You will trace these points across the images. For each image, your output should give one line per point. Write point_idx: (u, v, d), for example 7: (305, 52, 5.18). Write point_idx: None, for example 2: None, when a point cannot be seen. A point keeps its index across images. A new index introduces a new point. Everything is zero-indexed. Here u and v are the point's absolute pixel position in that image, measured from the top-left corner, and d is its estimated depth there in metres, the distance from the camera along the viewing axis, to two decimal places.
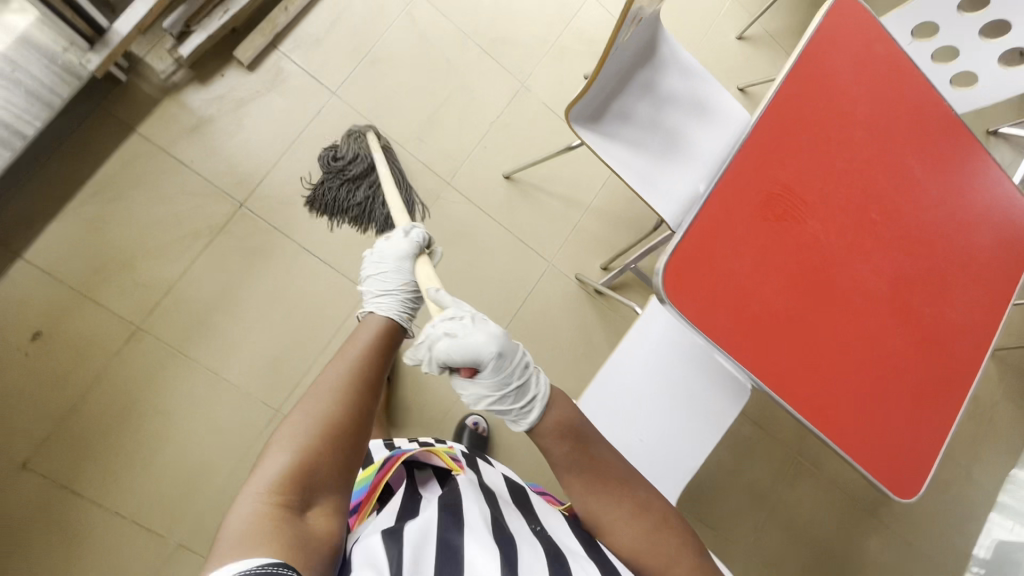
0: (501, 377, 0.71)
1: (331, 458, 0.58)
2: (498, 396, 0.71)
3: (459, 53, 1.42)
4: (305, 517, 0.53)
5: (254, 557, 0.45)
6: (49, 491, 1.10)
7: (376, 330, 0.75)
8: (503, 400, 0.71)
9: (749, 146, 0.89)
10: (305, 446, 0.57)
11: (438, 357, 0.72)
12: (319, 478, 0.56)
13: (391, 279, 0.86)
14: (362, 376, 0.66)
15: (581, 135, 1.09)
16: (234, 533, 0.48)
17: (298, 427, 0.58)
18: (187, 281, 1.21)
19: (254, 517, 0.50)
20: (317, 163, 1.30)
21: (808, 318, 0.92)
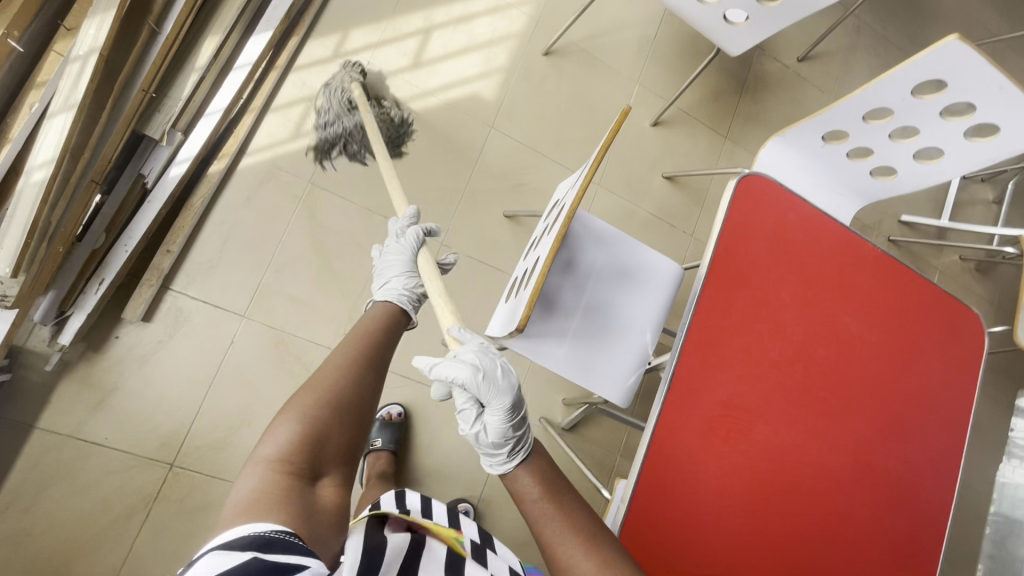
0: (505, 427, 0.66)
1: (338, 436, 0.60)
2: (481, 438, 0.67)
3: (366, 231, 1.33)
4: (315, 488, 0.56)
5: (264, 523, 0.48)
6: None
7: (384, 312, 0.79)
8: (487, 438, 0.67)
9: (678, 373, 0.85)
10: (307, 423, 0.58)
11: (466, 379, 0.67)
12: (325, 454, 0.58)
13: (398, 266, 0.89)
14: (365, 363, 0.66)
15: (510, 345, 1.03)
16: (240, 500, 0.51)
17: (306, 404, 0.59)
18: (131, 567, 1.12)
19: (258, 486, 0.52)
20: (243, 395, 1.22)
21: (776, 525, 0.88)
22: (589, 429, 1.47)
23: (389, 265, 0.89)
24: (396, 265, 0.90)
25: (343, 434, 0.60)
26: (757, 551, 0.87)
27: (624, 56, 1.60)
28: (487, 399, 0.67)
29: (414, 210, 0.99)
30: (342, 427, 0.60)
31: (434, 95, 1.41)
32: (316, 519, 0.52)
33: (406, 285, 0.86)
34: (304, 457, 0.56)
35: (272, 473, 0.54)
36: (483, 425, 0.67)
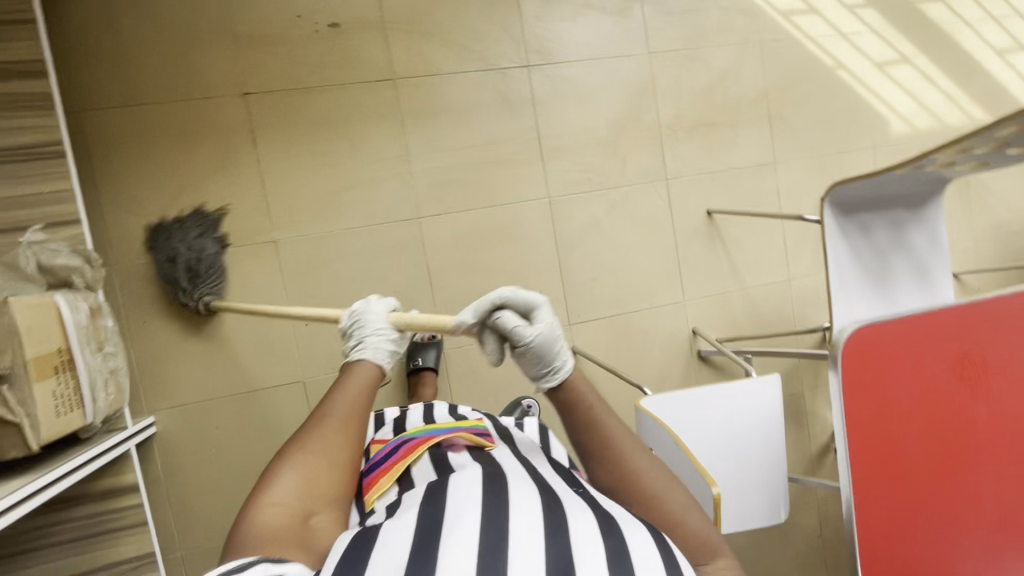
0: (553, 337, 0.74)
1: (324, 473, 0.72)
2: (540, 342, 0.73)
3: (749, 102, 1.56)
4: (310, 521, 0.68)
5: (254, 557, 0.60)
6: (241, 126, 1.28)
7: (363, 378, 0.83)
8: (536, 356, 0.73)
9: (977, 307, 0.93)
10: (303, 466, 0.72)
11: (504, 295, 0.76)
12: (316, 491, 0.71)
13: (376, 326, 0.89)
14: (358, 412, 0.79)
15: (825, 211, 1.17)
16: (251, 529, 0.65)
17: (302, 454, 0.73)
18: (448, 80, 1.38)
19: (267, 515, 0.66)
20: (594, 86, 1.46)
21: (923, 477, 0.91)
22: (711, 371, 1.54)
23: (372, 316, 0.91)
24: (376, 314, 0.91)
25: (335, 472, 0.74)
26: (893, 470, 0.90)
27: (985, 216, 1.74)
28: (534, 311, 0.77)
29: (384, 296, 0.99)
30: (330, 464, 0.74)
31: (869, 91, 1.63)
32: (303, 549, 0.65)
33: (382, 344, 0.88)
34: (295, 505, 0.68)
35: (268, 512, 0.67)
36: (529, 331, 0.73)
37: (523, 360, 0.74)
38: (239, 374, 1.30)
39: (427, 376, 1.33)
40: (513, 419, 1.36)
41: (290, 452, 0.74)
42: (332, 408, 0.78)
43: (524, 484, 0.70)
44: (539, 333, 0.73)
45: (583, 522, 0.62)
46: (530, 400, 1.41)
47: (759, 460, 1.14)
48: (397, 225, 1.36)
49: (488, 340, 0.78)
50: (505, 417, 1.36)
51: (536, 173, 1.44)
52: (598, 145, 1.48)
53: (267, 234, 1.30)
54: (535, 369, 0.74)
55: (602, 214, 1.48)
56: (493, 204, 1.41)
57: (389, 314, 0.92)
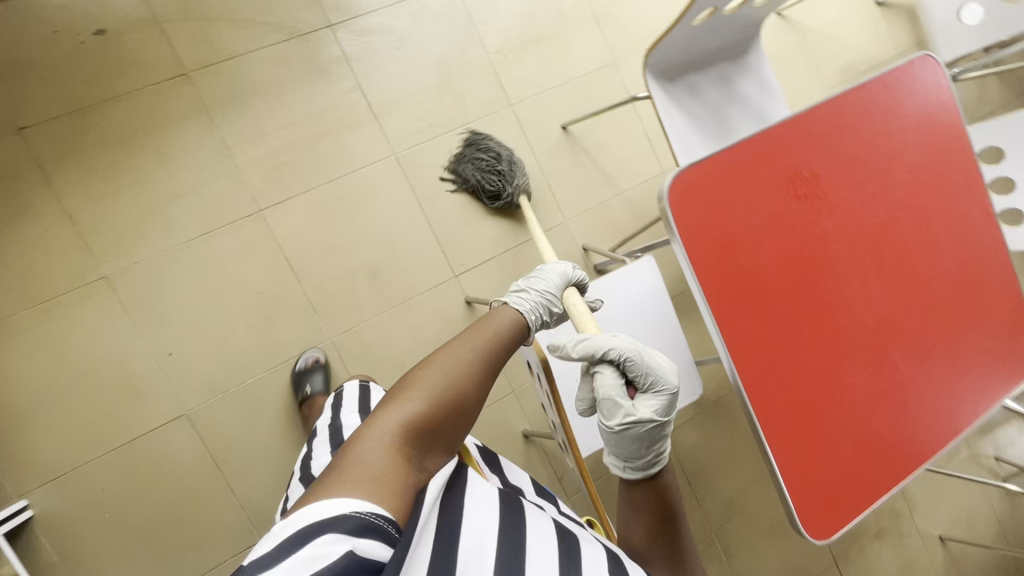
0: (642, 427, 0.70)
1: (445, 420, 0.66)
2: (627, 428, 0.70)
3: (571, 8, 1.53)
4: (421, 467, 0.63)
5: (362, 498, 0.54)
6: (27, 165, 1.16)
7: (507, 327, 0.76)
8: (620, 446, 0.71)
9: (795, 124, 0.92)
10: (431, 403, 0.66)
11: (626, 355, 0.72)
12: (434, 437, 0.66)
13: (536, 285, 0.85)
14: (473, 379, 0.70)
15: (649, 83, 1.15)
16: (372, 460, 0.59)
17: (426, 388, 0.66)
18: (248, 61, 1.29)
19: (383, 453, 0.60)
20: (407, 30, 1.40)
21: (787, 303, 0.90)
22: None
23: (542, 282, 0.86)
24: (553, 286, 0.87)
25: (447, 424, 0.67)
26: (755, 298, 0.88)
27: (830, 63, 1.78)
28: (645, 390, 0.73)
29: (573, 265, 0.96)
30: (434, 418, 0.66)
31: None
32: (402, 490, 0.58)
33: (540, 305, 0.82)
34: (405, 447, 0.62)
35: (388, 448, 0.61)
36: (633, 416, 0.70)
37: (615, 442, 0.71)
38: (110, 427, 1.19)
39: (318, 401, 1.21)
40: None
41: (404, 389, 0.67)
42: (490, 340, 0.73)
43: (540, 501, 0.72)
44: (623, 419, 0.70)
45: (596, 561, 0.64)
46: None
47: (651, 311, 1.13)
48: (238, 224, 1.27)
49: (582, 382, 0.78)
50: None
51: (373, 133, 1.37)
52: (430, 88, 1.42)
53: (95, 270, 1.19)
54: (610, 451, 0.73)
55: (456, 157, 1.43)
56: (337, 177, 1.34)
57: (558, 284, 0.88)
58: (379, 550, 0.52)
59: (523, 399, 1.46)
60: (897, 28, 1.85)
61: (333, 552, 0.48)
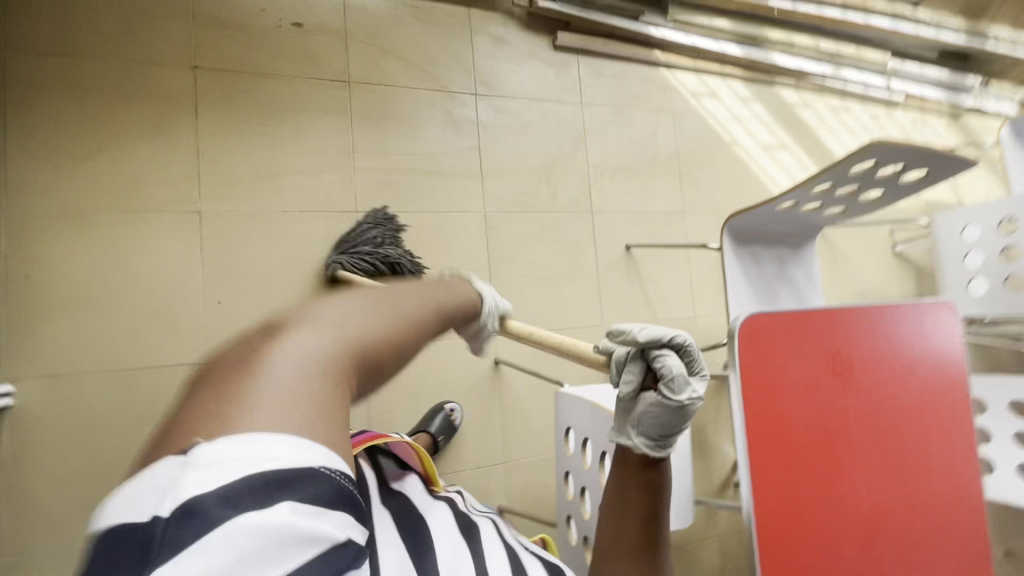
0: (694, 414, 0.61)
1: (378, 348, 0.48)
2: (687, 414, 0.60)
3: (664, 159, 1.80)
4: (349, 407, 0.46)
5: (279, 434, 0.36)
6: (184, 94, 1.27)
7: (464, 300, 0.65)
8: (668, 430, 0.61)
9: (842, 314, 1.09)
10: (359, 328, 0.47)
11: (691, 343, 0.63)
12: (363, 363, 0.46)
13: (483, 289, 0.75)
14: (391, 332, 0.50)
15: (723, 237, 1.34)
16: (282, 390, 0.39)
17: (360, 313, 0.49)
18: (401, 92, 1.48)
19: (293, 389, 0.39)
20: (533, 122, 1.63)
21: (805, 460, 1.00)
22: None
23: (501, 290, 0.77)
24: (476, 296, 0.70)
25: (376, 355, 0.48)
26: (780, 442, 0.98)
27: (849, 282, 2.06)
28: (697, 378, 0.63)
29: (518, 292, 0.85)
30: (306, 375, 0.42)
31: (758, 166, 1.95)
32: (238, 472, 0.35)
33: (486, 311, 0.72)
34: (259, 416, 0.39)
35: (313, 372, 0.41)
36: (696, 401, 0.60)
37: (663, 423, 0.60)
38: (129, 347, 1.17)
39: None
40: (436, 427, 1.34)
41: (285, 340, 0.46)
42: (443, 292, 0.62)
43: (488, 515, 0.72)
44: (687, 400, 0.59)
45: None
46: (454, 406, 1.40)
47: None
48: (333, 215, 1.37)
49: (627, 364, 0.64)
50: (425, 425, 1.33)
51: (475, 189, 1.53)
52: (533, 172, 1.61)
53: (192, 203, 1.25)
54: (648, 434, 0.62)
55: (533, 234, 1.58)
56: (431, 210, 1.47)
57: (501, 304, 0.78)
58: (352, 522, 0.38)
59: (511, 473, 1.46)
60: (906, 276, 2.17)
61: (319, 525, 0.35)
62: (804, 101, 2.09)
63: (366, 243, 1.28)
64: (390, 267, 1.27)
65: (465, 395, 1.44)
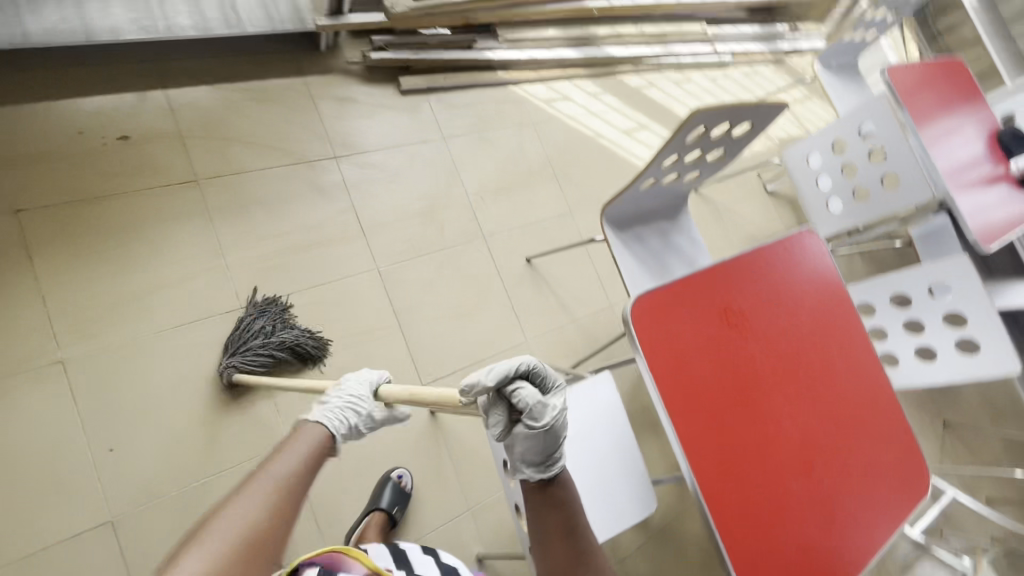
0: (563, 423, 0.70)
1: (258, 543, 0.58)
2: (559, 426, 0.69)
3: (537, 168, 1.86)
4: None
5: None
6: (12, 242, 1.17)
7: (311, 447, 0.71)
8: (545, 447, 0.70)
9: (721, 269, 1.16)
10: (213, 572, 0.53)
11: (535, 365, 0.69)
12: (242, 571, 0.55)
13: (348, 398, 0.81)
14: (293, 488, 0.65)
15: (604, 229, 1.40)
16: None
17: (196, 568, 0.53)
18: (256, 176, 1.44)
19: None
20: (402, 168, 1.64)
21: (729, 416, 1.05)
22: None
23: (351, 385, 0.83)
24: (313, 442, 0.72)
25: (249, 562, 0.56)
26: (703, 409, 1.03)
27: (738, 231, 2.21)
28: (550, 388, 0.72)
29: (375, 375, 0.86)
30: (275, 540, 0.60)
31: (625, 151, 2.06)
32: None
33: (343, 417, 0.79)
34: None
35: None
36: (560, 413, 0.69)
37: (540, 443, 0.69)
38: (17, 531, 1.05)
39: None
40: (387, 500, 1.28)
41: (190, 545, 0.55)
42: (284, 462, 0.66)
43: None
44: (552, 421, 0.68)
45: None
46: (401, 472, 1.34)
47: (611, 422, 1.23)
48: (217, 318, 1.30)
49: (493, 408, 0.69)
50: (376, 501, 1.27)
51: (362, 250, 1.51)
52: (416, 216, 1.61)
53: (53, 353, 1.14)
54: (530, 456, 0.70)
55: (432, 276, 1.58)
56: (321, 283, 1.43)
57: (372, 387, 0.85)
58: None
59: (479, 517, 1.42)
60: (784, 211, 2.36)
61: None
62: (648, 82, 2.25)
63: (255, 335, 1.26)
64: (295, 349, 1.29)
65: (411, 456, 1.40)
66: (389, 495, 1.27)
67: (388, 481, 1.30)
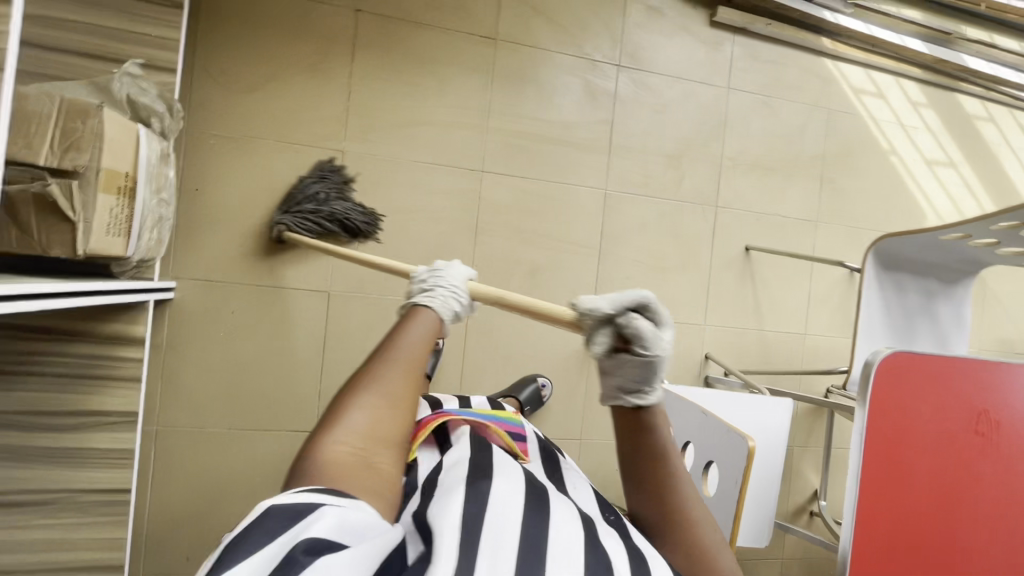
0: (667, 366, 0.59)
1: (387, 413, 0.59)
2: (662, 366, 0.58)
3: (806, 159, 1.65)
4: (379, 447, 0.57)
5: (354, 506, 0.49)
6: (345, 35, 1.33)
7: (430, 325, 0.69)
8: (642, 381, 0.59)
9: (999, 369, 0.97)
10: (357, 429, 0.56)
11: (653, 302, 0.57)
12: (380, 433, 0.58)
13: (451, 286, 0.74)
14: (424, 353, 0.64)
15: (867, 259, 1.22)
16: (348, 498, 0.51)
17: (342, 423, 0.56)
18: (543, 54, 1.45)
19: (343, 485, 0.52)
20: (673, 102, 1.55)
21: (920, 519, 0.92)
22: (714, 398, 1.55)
23: (449, 275, 0.75)
24: (429, 321, 0.69)
25: (389, 418, 0.59)
26: (895, 493, 0.91)
27: (992, 327, 1.82)
28: (665, 327, 0.59)
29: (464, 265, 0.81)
30: (398, 406, 0.60)
31: (914, 182, 1.74)
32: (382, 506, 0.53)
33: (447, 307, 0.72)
34: (360, 437, 0.56)
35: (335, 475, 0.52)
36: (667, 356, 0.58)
37: (636, 375, 0.59)
38: (270, 264, 1.30)
39: None
40: (524, 396, 1.37)
41: (355, 390, 0.59)
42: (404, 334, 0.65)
43: (565, 488, 0.63)
44: (656, 358, 0.57)
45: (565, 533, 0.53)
46: (545, 381, 1.43)
47: (769, 446, 1.16)
48: (460, 170, 1.40)
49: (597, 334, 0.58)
50: (515, 393, 1.37)
51: (600, 166, 1.50)
52: (663, 155, 1.54)
53: (337, 142, 1.33)
54: (624, 385, 0.60)
55: (649, 220, 1.53)
56: (553, 180, 1.46)
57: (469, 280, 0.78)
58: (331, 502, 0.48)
59: (584, 450, 1.48)
60: None
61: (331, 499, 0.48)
62: (989, 114, 1.81)
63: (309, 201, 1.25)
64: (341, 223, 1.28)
65: (555, 368, 1.46)
66: (526, 394, 1.37)
67: (530, 382, 1.40)
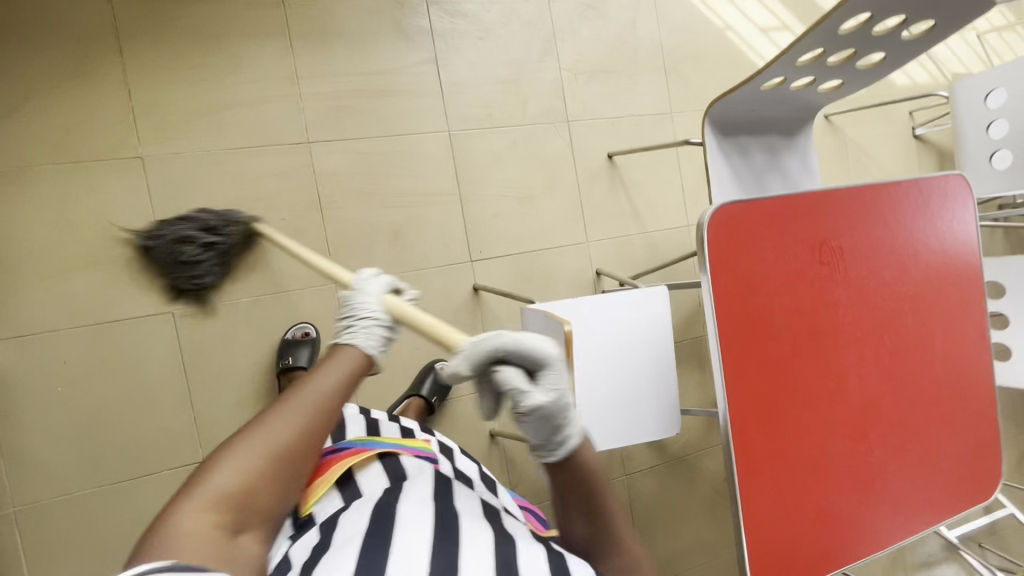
0: (363, 316, 0.79)
1: (269, 484, 0.64)
2: (355, 323, 0.79)
3: (645, 53, 1.63)
4: (238, 536, 0.60)
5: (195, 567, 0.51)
6: (104, 28, 1.18)
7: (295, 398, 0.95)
8: (355, 338, 0.79)
9: (832, 197, 0.98)
10: (222, 504, 0.60)
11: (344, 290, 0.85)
12: (254, 505, 0.62)
13: None
14: (327, 408, 0.70)
15: (705, 130, 1.20)
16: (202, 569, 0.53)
17: (202, 497, 0.59)
18: (341, 3, 1.34)
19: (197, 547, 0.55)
20: (495, 25, 1.48)
21: (787, 360, 0.94)
22: None
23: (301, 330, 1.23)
24: (345, 369, 0.74)
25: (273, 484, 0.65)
26: (759, 343, 0.92)
27: (861, 174, 1.89)
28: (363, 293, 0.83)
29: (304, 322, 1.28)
30: (278, 477, 0.65)
31: (754, 52, 1.75)
32: (231, 571, 0.55)
33: None
34: (224, 516, 0.59)
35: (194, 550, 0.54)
36: (355, 318, 0.79)
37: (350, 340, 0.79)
38: (96, 301, 1.17)
39: (298, 378, 1.19)
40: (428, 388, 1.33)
41: (230, 451, 0.64)
42: (318, 397, 0.70)
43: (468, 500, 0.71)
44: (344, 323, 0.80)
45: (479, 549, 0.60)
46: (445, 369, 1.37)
47: (655, 338, 1.16)
48: (285, 147, 1.29)
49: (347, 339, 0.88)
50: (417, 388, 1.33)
51: (436, 108, 1.42)
52: (500, 81, 1.48)
53: (133, 148, 1.19)
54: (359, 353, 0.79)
55: (503, 152, 1.47)
56: (390, 134, 1.37)
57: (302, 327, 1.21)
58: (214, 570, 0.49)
59: None
60: (927, 163, 1.98)
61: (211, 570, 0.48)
62: None
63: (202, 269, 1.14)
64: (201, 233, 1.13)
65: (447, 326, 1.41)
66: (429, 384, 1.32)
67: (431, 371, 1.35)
